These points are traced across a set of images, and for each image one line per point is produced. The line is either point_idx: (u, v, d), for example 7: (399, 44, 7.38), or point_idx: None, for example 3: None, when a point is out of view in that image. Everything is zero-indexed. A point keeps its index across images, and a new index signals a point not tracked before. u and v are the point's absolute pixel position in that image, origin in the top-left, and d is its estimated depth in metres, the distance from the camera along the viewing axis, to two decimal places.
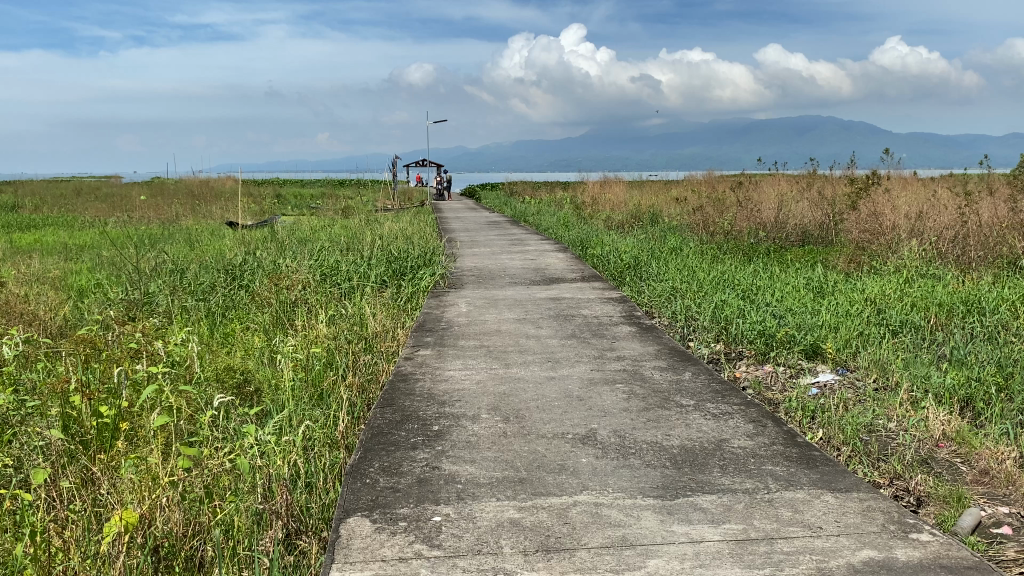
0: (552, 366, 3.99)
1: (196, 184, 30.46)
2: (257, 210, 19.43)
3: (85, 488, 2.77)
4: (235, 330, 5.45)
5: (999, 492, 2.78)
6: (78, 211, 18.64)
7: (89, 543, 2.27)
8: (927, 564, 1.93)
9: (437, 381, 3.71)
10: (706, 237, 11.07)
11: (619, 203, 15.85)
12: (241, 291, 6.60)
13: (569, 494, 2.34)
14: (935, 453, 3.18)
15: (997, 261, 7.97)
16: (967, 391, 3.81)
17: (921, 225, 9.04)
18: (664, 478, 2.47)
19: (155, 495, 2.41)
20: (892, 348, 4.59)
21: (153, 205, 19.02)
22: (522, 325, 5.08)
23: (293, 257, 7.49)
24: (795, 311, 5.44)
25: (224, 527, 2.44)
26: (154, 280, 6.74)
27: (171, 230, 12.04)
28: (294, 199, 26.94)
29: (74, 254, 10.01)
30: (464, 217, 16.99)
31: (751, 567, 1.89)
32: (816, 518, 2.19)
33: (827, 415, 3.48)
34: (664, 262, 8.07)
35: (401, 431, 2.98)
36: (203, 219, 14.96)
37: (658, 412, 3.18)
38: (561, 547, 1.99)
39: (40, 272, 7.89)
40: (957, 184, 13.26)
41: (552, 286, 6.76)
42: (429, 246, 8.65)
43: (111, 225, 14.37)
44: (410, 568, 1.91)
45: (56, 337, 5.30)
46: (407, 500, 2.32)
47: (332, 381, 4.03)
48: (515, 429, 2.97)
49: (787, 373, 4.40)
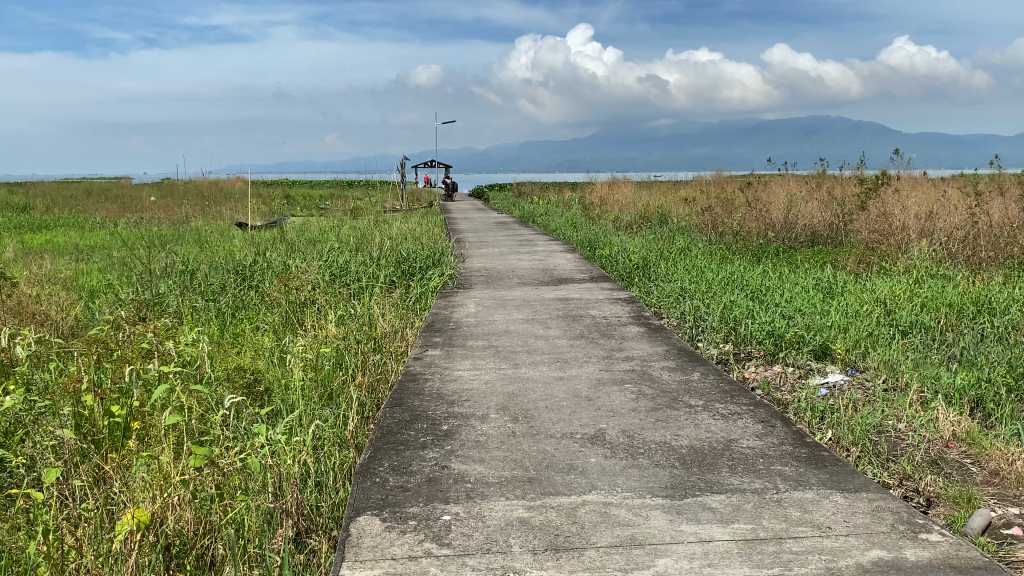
0: (561, 366, 4.00)
1: (206, 184, 30.97)
2: (265, 211, 19.66)
3: (97, 486, 2.80)
4: (246, 329, 5.50)
5: (1010, 493, 2.78)
6: (91, 211, 19.00)
7: (101, 541, 2.29)
8: (937, 564, 1.93)
9: (446, 381, 3.73)
10: (715, 238, 11.03)
11: (627, 204, 15.92)
12: (251, 291, 6.66)
13: (578, 494, 2.35)
14: (945, 454, 3.18)
15: (1008, 262, 7.92)
16: (977, 392, 3.78)
17: (932, 225, 8.97)
18: (673, 478, 2.48)
19: (166, 495, 2.44)
20: (901, 349, 4.57)
21: (163, 207, 19.26)
22: (531, 326, 5.10)
23: (302, 258, 7.56)
24: (804, 311, 5.45)
25: (235, 526, 2.50)
26: (165, 281, 6.81)
27: (182, 231, 12.20)
28: (301, 199, 27.16)
29: (86, 254, 10.17)
30: (473, 217, 17.05)
31: (760, 566, 1.90)
32: (825, 518, 2.19)
33: (836, 416, 3.47)
34: (672, 262, 8.07)
35: (410, 431, 2.99)
36: (213, 219, 15.18)
37: (666, 412, 3.19)
38: (570, 546, 2.01)
39: (52, 272, 8.01)
40: (968, 183, 13.22)
41: (560, 286, 6.77)
42: (438, 246, 8.70)
43: (121, 225, 14.59)
44: (419, 566, 1.93)
45: (67, 337, 5.41)
46: (417, 500, 2.33)
47: (342, 381, 4.08)
48: (524, 429, 2.98)
49: (796, 373, 4.36)
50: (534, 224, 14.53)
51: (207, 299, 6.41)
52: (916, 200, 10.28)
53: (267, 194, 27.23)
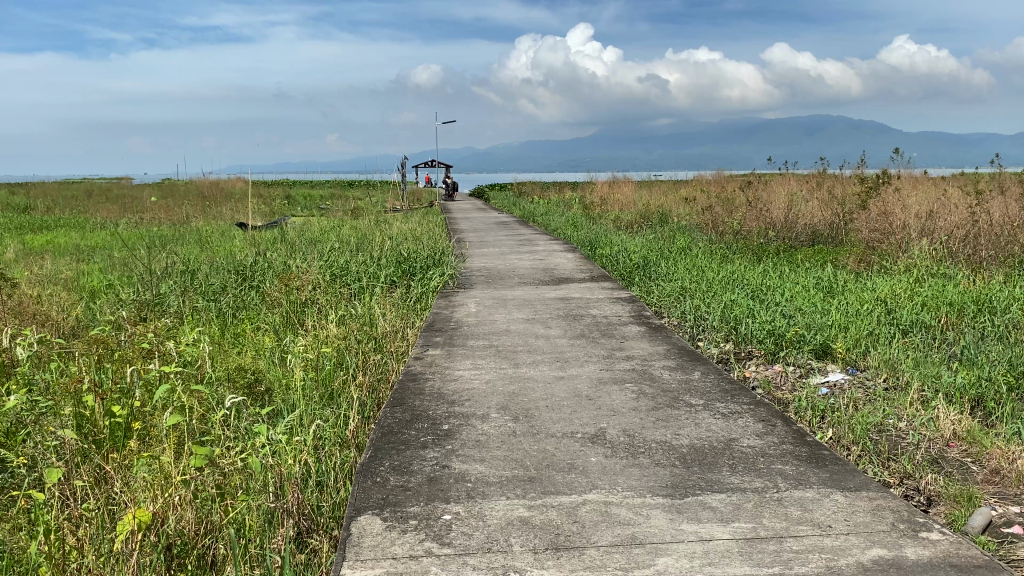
0: (561, 366, 4.00)
1: (207, 185, 31.08)
2: (266, 211, 19.73)
3: (98, 485, 2.80)
4: (247, 329, 5.51)
5: (1011, 492, 2.77)
6: (92, 211, 19.15)
7: (102, 541, 2.29)
8: (937, 563, 1.93)
9: (447, 381, 3.73)
10: (716, 237, 11.01)
11: (628, 203, 15.92)
12: (252, 291, 6.68)
13: (578, 493, 2.35)
14: (945, 452, 3.18)
15: (1009, 260, 7.89)
16: (978, 390, 3.79)
17: (932, 224, 8.95)
18: (674, 477, 2.48)
19: (167, 495, 2.45)
20: (902, 348, 4.56)
21: (164, 207, 19.34)
22: (532, 325, 5.09)
23: (303, 258, 7.57)
24: (804, 311, 5.44)
25: (236, 526, 2.50)
26: (165, 281, 6.82)
27: (183, 231, 12.24)
28: (301, 199, 27.18)
29: (88, 255, 10.21)
30: (474, 217, 17.05)
31: (760, 565, 1.90)
32: (825, 517, 2.19)
33: (837, 415, 3.47)
34: (672, 262, 8.07)
35: (411, 431, 2.99)
36: (214, 219, 15.24)
37: (667, 411, 3.19)
38: (570, 545, 2.01)
39: (53, 272, 8.03)
40: (969, 182, 13.19)
41: (561, 286, 6.76)
42: (439, 245, 8.71)
43: (122, 226, 14.66)
44: (420, 565, 1.93)
45: (68, 337, 5.43)
46: (418, 499, 2.34)
47: (343, 381, 4.08)
48: (524, 429, 2.98)
49: (796, 373, 4.36)
50: (534, 224, 14.51)
51: (208, 299, 6.43)
52: (918, 199, 10.30)
53: (268, 194, 27.28)
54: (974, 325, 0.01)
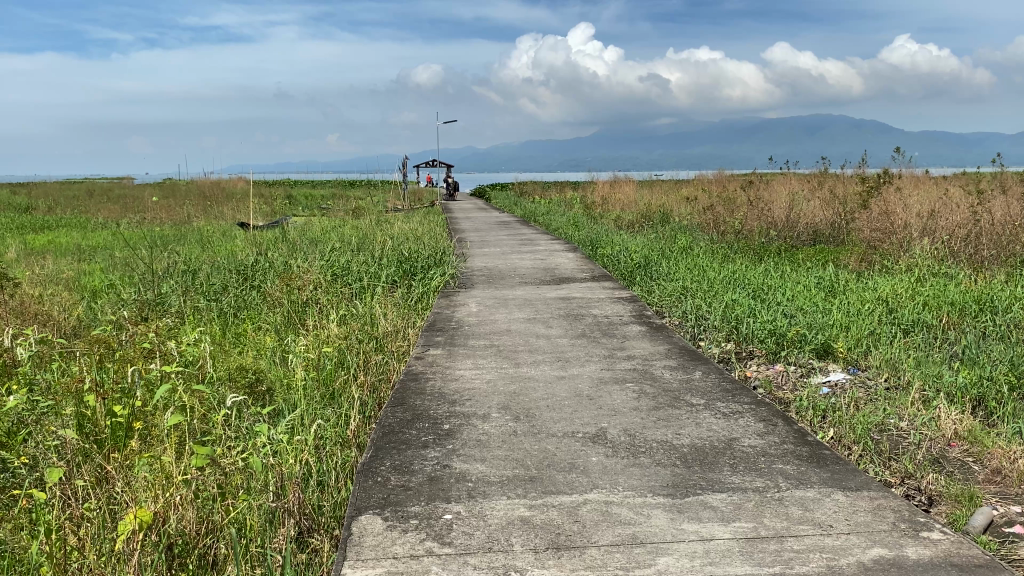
0: (562, 365, 3.99)
1: (207, 185, 31.10)
2: (267, 211, 19.72)
3: (99, 485, 2.80)
4: (247, 329, 5.52)
5: (1012, 492, 2.77)
6: (93, 211, 19.17)
7: (103, 541, 2.29)
8: (938, 563, 1.93)
9: (448, 381, 3.73)
10: (717, 237, 10.99)
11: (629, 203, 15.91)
12: (253, 291, 6.68)
13: (579, 493, 2.35)
14: (946, 452, 3.18)
15: (1010, 259, 7.88)
16: (979, 390, 3.79)
17: (933, 224, 8.93)
18: (675, 477, 2.48)
19: (168, 494, 2.45)
20: (903, 348, 4.55)
21: (165, 207, 19.34)
22: (533, 325, 5.08)
23: (303, 257, 7.57)
24: (806, 310, 5.43)
25: (237, 525, 2.50)
26: (166, 281, 6.82)
27: (183, 231, 12.23)
28: (302, 199, 27.17)
29: (89, 255, 10.21)
30: (476, 216, 17.03)
31: (760, 564, 1.90)
32: (826, 516, 2.19)
33: (838, 415, 3.46)
34: (674, 261, 8.06)
35: (412, 430, 2.99)
36: (215, 219, 15.23)
37: (668, 411, 3.19)
38: (571, 545, 2.01)
39: (54, 272, 8.04)
40: (970, 181, 13.17)
41: (562, 285, 6.76)
42: (439, 245, 8.70)
43: (123, 225, 14.66)
44: (421, 565, 1.93)
45: (68, 337, 5.43)
46: (418, 499, 2.34)
47: (343, 381, 4.08)
48: (525, 429, 2.98)
49: (798, 373, 4.36)
50: (535, 224, 14.49)
51: (209, 299, 6.43)
52: (920, 198, 10.32)
53: (269, 194, 27.29)
54: (949, 256, 0.01)
